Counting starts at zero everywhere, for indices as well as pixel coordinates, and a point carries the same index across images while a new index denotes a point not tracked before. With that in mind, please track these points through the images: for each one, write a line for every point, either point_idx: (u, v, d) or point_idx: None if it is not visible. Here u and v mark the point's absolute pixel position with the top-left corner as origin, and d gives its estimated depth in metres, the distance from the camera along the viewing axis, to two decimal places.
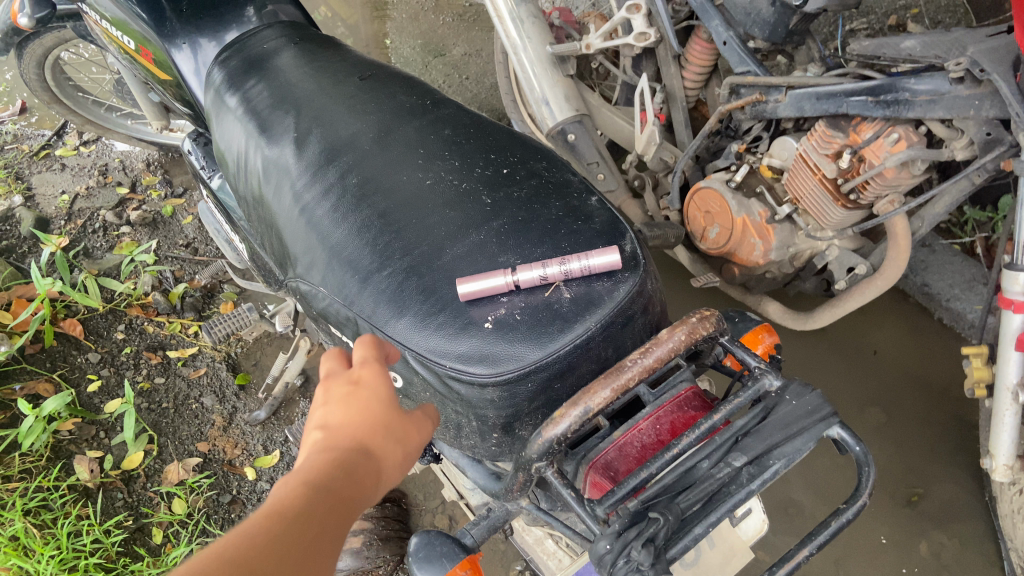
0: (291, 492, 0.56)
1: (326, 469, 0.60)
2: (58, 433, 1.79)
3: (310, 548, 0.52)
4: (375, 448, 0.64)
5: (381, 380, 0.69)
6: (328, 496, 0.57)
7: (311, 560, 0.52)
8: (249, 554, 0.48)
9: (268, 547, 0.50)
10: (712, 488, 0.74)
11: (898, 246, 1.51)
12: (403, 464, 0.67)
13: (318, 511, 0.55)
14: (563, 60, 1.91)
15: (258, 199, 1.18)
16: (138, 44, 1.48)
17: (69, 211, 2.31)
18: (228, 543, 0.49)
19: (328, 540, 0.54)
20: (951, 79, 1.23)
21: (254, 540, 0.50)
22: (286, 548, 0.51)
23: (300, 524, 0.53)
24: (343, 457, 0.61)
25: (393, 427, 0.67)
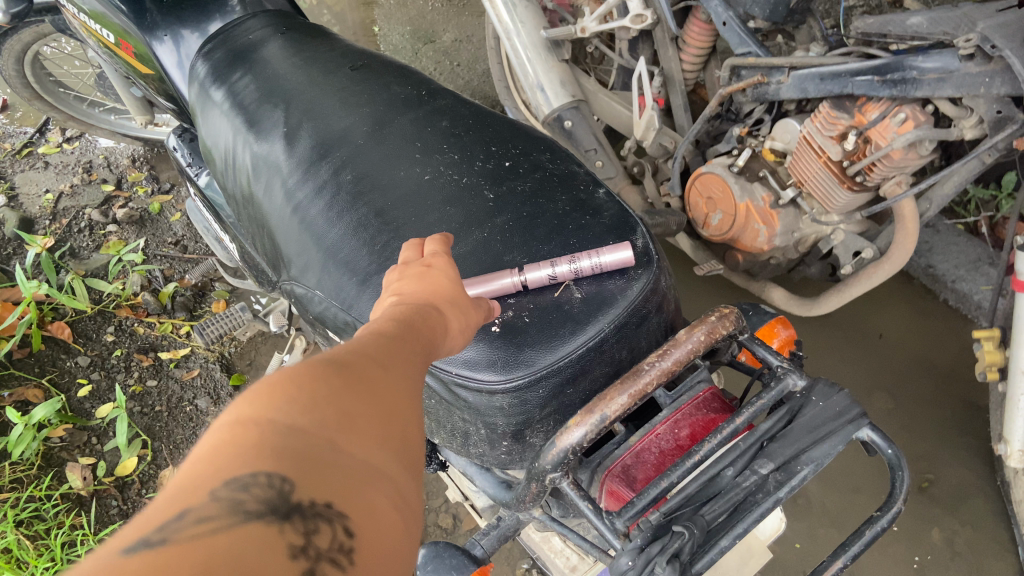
0: (378, 324, 0.57)
1: (405, 311, 0.61)
2: (49, 440, 1.75)
3: (409, 364, 0.54)
4: (446, 306, 0.65)
5: (447, 264, 0.70)
6: (413, 329, 0.58)
7: (412, 373, 0.53)
8: (358, 359, 0.50)
9: (372, 355, 0.51)
10: (737, 498, 0.70)
11: (906, 228, 1.46)
12: (469, 329, 0.68)
13: (408, 338, 0.57)
14: (558, 44, 1.85)
15: (248, 197, 1.13)
16: (117, 37, 1.43)
17: (54, 210, 2.25)
18: (338, 351, 0.50)
19: (420, 361, 0.56)
20: (960, 56, 1.16)
21: (358, 352, 0.51)
22: (388, 359, 0.52)
23: (396, 343, 0.55)
24: (417, 304, 0.63)
25: (458, 294, 0.68)
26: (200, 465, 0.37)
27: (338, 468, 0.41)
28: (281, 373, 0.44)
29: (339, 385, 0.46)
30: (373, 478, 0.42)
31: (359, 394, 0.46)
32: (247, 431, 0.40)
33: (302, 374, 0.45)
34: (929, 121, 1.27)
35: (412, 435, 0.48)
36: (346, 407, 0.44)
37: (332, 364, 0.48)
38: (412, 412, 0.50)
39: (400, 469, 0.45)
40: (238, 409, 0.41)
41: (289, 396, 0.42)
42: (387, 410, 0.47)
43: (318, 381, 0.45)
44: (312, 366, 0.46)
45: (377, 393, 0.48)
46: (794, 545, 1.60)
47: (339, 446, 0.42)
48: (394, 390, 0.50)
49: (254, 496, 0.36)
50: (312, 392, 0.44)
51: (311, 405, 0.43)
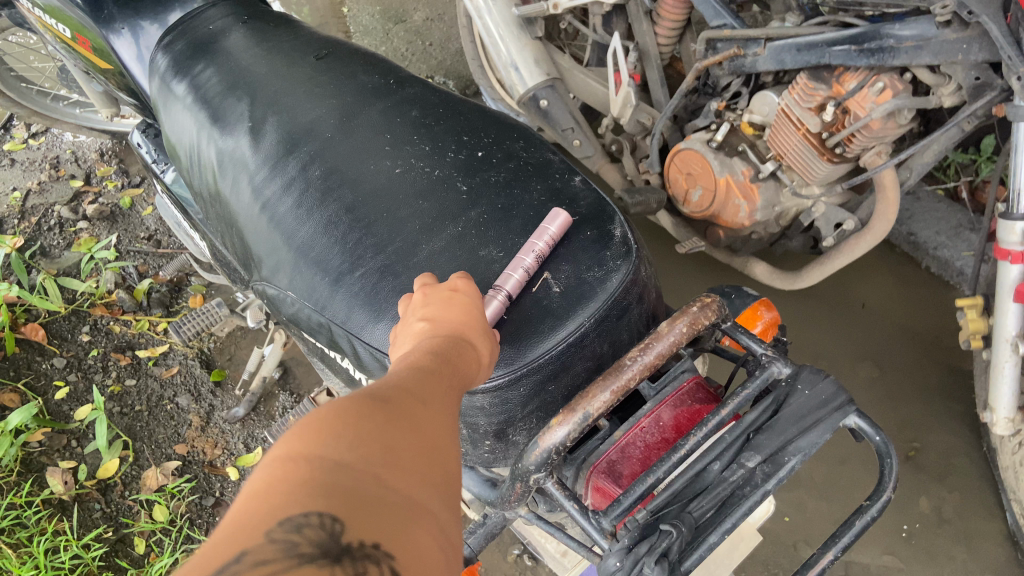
0: (412, 361, 0.59)
1: (438, 346, 0.62)
2: (28, 445, 1.72)
3: (444, 402, 0.56)
4: (475, 336, 0.67)
5: (472, 289, 0.72)
6: (445, 365, 0.60)
7: (446, 412, 0.55)
8: (398, 398, 0.51)
9: (410, 393, 0.53)
10: (725, 493, 0.68)
11: (888, 198, 1.44)
12: (494, 358, 0.69)
13: (443, 376, 0.58)
14: (530, 22, 1.82)
15: (215, 195, 1.10)
16: (75, 32, 1.38)
17: (22, 208, 2.20)
18: (379, 389, 0.52)
19: (454, 399, 0.57)
20: (938, 23, 1.14)
21: (397, 390, 0.53)
22: (425, 396, 0.54)
23: (431, 381, 0.56)
24: (447, 337, 0.64)
25: (484, 324, 0.70)
26: (255, 504, 0.39)
27: (386, 503, 0.42)
28: (328, 409, 0.46)
29: (382, 423, 0.47)
30: (417, 513, 0.43)
31: (401, 432, 0.48)
32: (298, 468, 0.41)
33: (346, 413, 0.46)
34: (908, 89, 1.25)
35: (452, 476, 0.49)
36: (390, 445, 0.46)
37: (374, 402, 0.49)
38: (451, 451, 0.51)
39: (441, 506, 0.46)
40: (288, 446, 0.43)
41: (336, 435, 0.44)
42: (429, 450, 0.49)
43: (362, 420, 0.46)
44: (355, 405, 0.48)
45: (417, 432, 0.49)
46: (784, 518, 1.60)
47: (385, 483, 0.43)
48: (432, 429, 0.51)
49: (308, 535, 0.38)
50: (357, 431, 0.45)
51: (359, 441, 0.44)
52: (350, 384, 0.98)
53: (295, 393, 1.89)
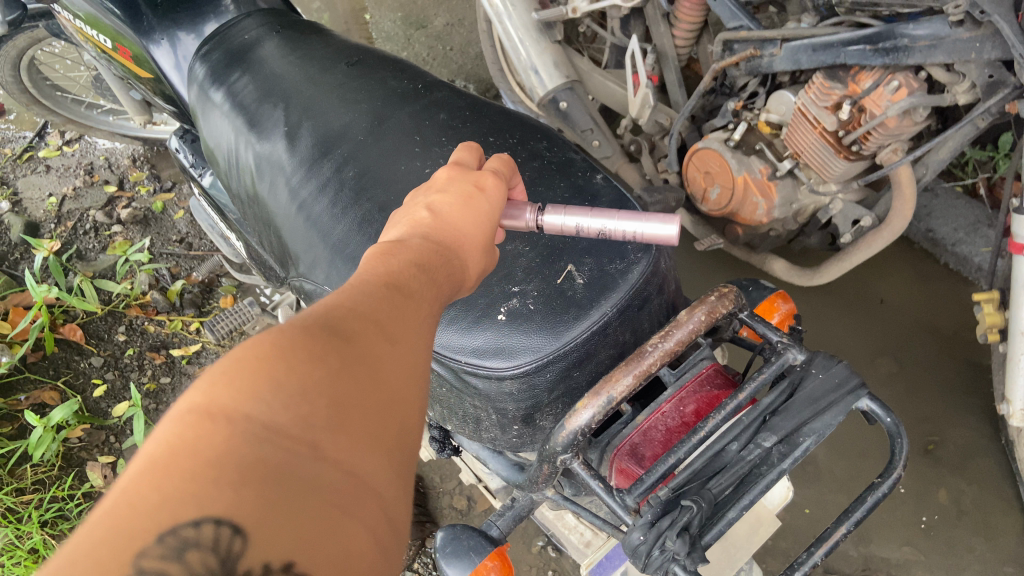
0: (388, 274, 0.55)
1: (422, 260, 0.58)
2: (68, 441, 1.77)
3: (413, 335, 0.51)
4: (469, 251, 0.64)
5: (497, 199, 0.70)
6: (424, 287, 0.56)
7: (414, 349, 0.51)
8: (359, 331, 0.47)
9: (376, 325, 0.48)
10: (743, 471, 0.72)
11: (904, 195, 1.47)
12: (478, 279, 0.67)
13: (416, 301, 0.54)
14: (550, 26, 1.86)
15: (253, 195, 1.15)
16: (114, 42, 1.44)
17: (59, 213, 2.27)
18: (338, 317, 0.47)
19: (425, 331, 0.53)
20: (951, 22, 1.16)
21: (361, 317, 0.48)
22: (392, 330, 0.49)
23: (401, 307, 0.52)
24: (439, 251, 0.60)
25: (487, 242, 0.67)
26: (153, 475, 0.34)
27: (315, 487, 0.37)
28: (272, 351, 0.41)
29: (332, 370, 0.42)
30: (354, 495, 0.39)
31: (353, 384, 0.43)
32: (216, 430, 0.36)
33: (290, 357, 0.41)
34: (923, 88, 1.27)
35: (407, 437, 0.45)
36: (336, 402, 0.41)
37: (327, 338, 0.44)
38: (411, 402, 0.47)
39: (386, 478, 0.42)
40: (212, 396, 0.38)
41: (270, 391, 0.39)
42: (382, 406, 0.44)
43: (307, 365, 0.41)
44: (302, 341, 0.43)
45: (374, 379, 0.45)
46: (803, 510, 1.63)
47: (321, 457, 0.38)
48: (393, 374, 0.47)
49: (192, 557, 0.32)
50: (297, 383, 0.40)
51: (297, 397, 0.39)
52: None
53: None
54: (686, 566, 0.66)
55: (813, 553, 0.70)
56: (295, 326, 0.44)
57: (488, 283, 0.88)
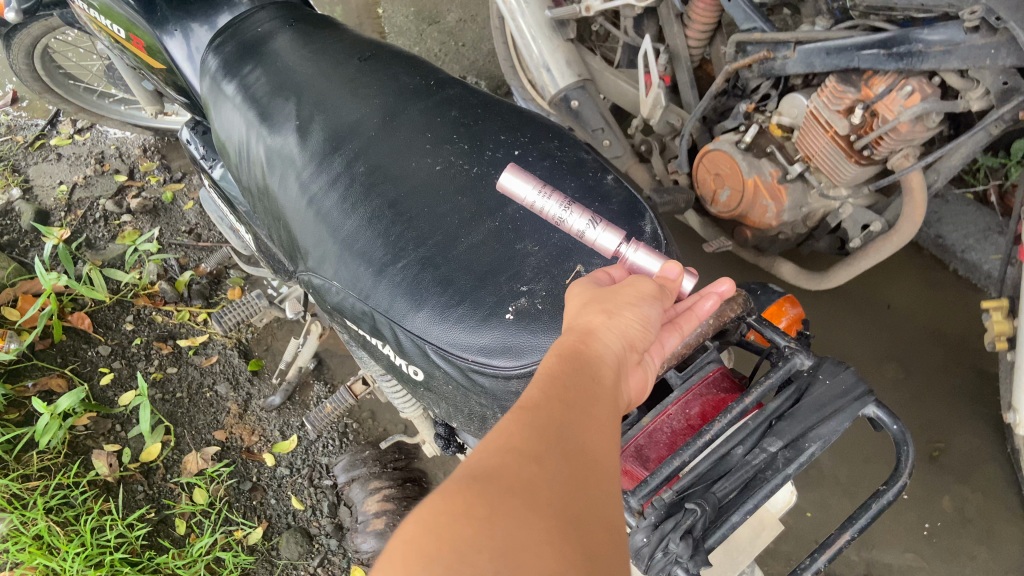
0: (526, 395, 0.56)
1: (554, 369, 0.59)
2: (74, 429, 1.77)
3: (569, 448, 0.51)
4: (584, 317, 0.68)
5: (580, 286, 0.76)
6: (566, 393, 0.57)
7: (577, 464, 0.50)
8: (505, 464, 0.47)
9: (524, 451, 0.49)
10: (749, 475, 0.73)
11: (914, 201, 1.46)
12: (620, 320, 0.67)
13: (562, 408, 0.54)
14: (562, 24, 1.85)
15: (264, 189, 1.15)
16: (128, 32, 1.45)
17: (69, 201, 2.27)
18: (482, 458, 0.48)
19: (583, 438, 0.53)
20: (966, 28, 1.15)
21: (504, 450, 0.49)
22: (542, 451, 0.49)
23: (546, 424, 0.52)
24: (563, 353, 0.62)
25: (593, 299, 0.71)
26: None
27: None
28: (424, 523, 0.42)
29: (487, 517, 0.43)
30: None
31: (516, 520, 0.43)
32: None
33: (441, 520, 0.42)
34: (936, 93, 1.26)
35: (598, 561, 0.44)
36: (503, 550, 0.41)
37: (477, 480, 0.45)
38: (587, 524, 0.47)
39: None
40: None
41: (430, 565, 0.40)
42: (560, 538, 0.44)
43: (460, 520, 0.42)
44: (453, 494, 0.44)
45: (537, 507, 0.45)
46: (805, 514, 1.63)
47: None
48: (560, 498, 0.47)
49: None
50: (456, 546, 0.41)
51: (458, 560, 0.40)
52: (389, 369, 1.03)
53: (329, 384, 1.96)
54: (689, 569, 0.66)
55: (817, 559, 0.70)
56: (443, 485, 0.45)
57: (495, 281, 0.91)
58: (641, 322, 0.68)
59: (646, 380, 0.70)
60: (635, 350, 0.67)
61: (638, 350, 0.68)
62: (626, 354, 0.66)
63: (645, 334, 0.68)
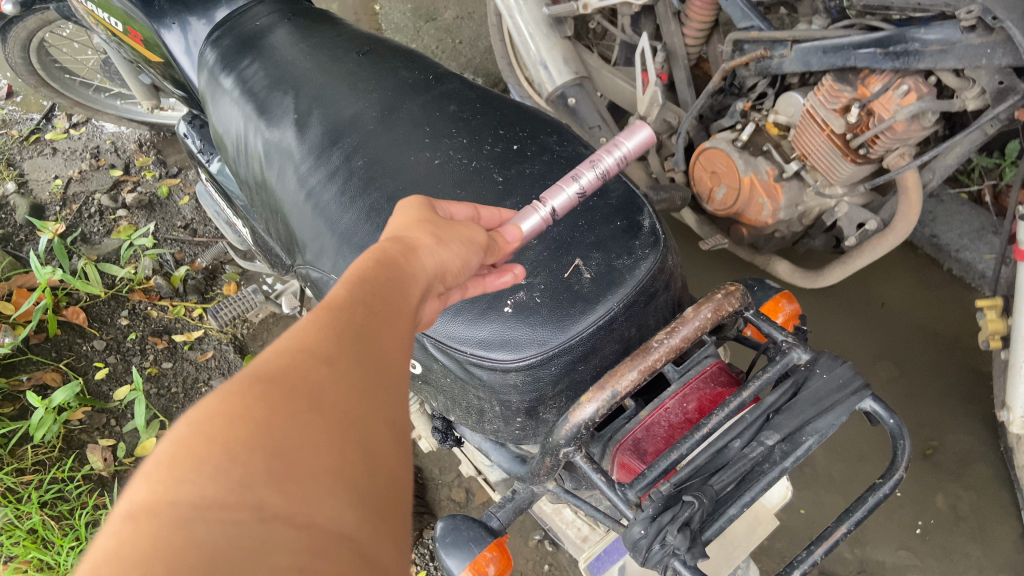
0: (331, 293, 0.53)
1: (369, 272, 0.56)
2: (69, 423, 1.77)
3: (366, 351, 0.49)
4: (411, 234, 0.65)
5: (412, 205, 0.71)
6: (374, 296, 0.54)
7: (372, 368, 0.49)
8: (296, 364, 0.45)
9: (317, 351, 0.46)
10: (746, 468, 0.73)
11: (910, 200, 1.47)
12: (445, 248, 0.65)
13: (364, 312, 0.52)
14: (560, 21, 1.85)
15: (261, 183, 1.15)
16: (126, 25, 1.44)
17: (64, 196, 2.26)
18: (272, 357, 0.45)
19: (384, 343, 0.51)
20: (962, 27, 1.15)
21: (296, 348, 0.46)
22: (337, 352, 0.47)
23: (348, 325, 0.50)
24: (382, 257, 0.59)
25: (426, 220, 0.68)
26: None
27: (269, 549, 0.35)
28: (193, 424, 0.39)
29: (263, 420, 0.40)
30: (318, 547, 0.37)
31: (295, 426, 0.41)
32: (140, 528, 0.34)
33: (215, 419, 0.39)
34: (932, 92, 1.27)
35: (377, 471, 0.44)
36: (277, 453, 0.39)
37: (260, 382, 0.42)
38: (373, 431, 0.46)
39: (352, 514, 0.40)
40: (137, 492, 0.35)
41: (200, 465, 0.37)
42: (343, 446, 0.42)
43: (236, 423, 0.39)
44: (231, 395, 0.41)
45: (322, 413, 0.43)
46: (799, 511, 1.64)
47: (267, 516, 0.37)
48: (347, 404, 0.45)
49: None
50: (229, 446, 0.38)
51: (226, 461, 0.37)
52: None
53: None
54: (687, 561, 0.67)
55: (813, 552, 0.70)
56: (225, 385, 0.42)
57: None
58: (462, 260, 0.67)
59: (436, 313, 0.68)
60: (445, 281, 0.66)
61: (449, 284, 0.67)
62: (439, 280, 0.64)
63: (458, 271, 0.67)
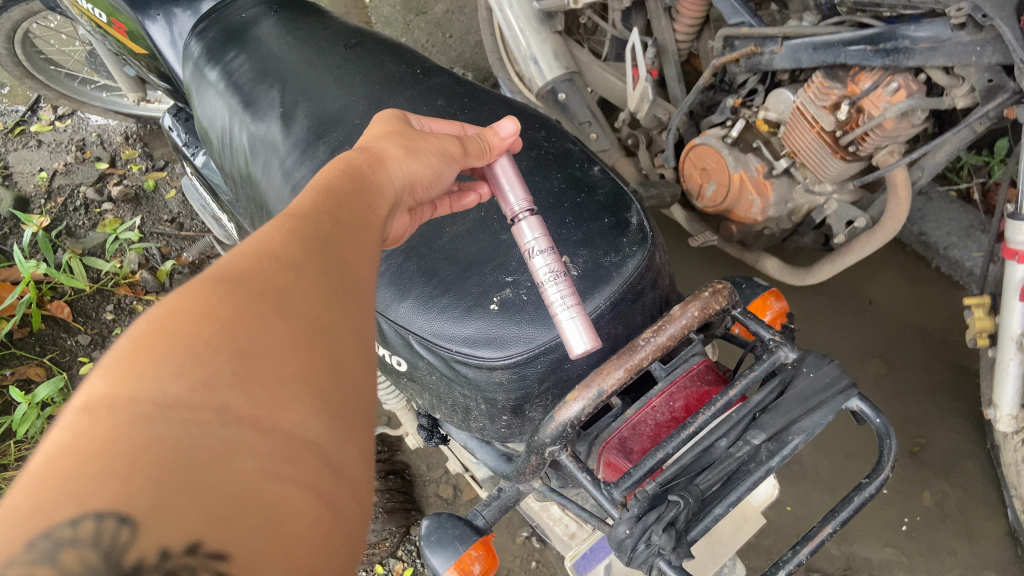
0: (291, 209, 0.55)
1: (331, 191, 0.60)
2: (53, 419, 1.76)
3: (328, 264, 0.51)
4: (383, 147, 0.72)
5: (391, 120, 0.79)
6: (335, 213, 0.57)
7: (336, 280, 0.51)
8: (258, 271, 0.46)
9: (279, 259, 0.48)
10: (731, 467, 0.73)
11: (899, 198, 1.47)
12: (415, 159, 0.72)
13: (327, 223, 0.55)
14: (551, 15, 1.84)
15: (246, 176, 1.14)
16: (110, 17, 1.43)
17: (49, 188, 2.24)
18: (237, 261, 0.47)
19: (346, 256, 0.54)
20: (953, 24, 1.15)
21: (257, 256, 0.48)
22: (299, 262, 0.49)
23: (309, 240, 0.52)
24: (347, 176, 0.63)
25: (397, 135, 0.75)
26: (27, 489, 0.32)
27: (236, 452, 0.37)
28: (155, 320, 0.40)
29: (227, 321, 0.42)
30: (281, 452, 0.38)
31: (259, 326, 0.43)
32: (98, 421, 0.34)
33: (177, 321, 0.40)
34: (921, 90, 1.26)
35: (343, 374, 0.46)
36: (242, 354, 0.41)
37: (224, 284, 0.44)
38: (339, 335, 0.48)
39: (316, 420, 0.42)
40: (93, 387, 0.36)
41: (161, 362, 0.38)
42: (307, 345, 0.44)
43: (199, 323, 0.41)
44: (194, 296, 0.42)
45: (288, 315, 0.45)
46: (786, 508, 1.64)
47: (232, 419, 0.37)
48: (312, 306, 0.47)
49: (67, 559, 0.31)
50: (192, 345, 0.39)
51: (189, 360, 0.39)
52: None
53: None
54: (672, 561, 0.67)
55: (799, 552, 0.69)
56: (186, 286, 0.43)
57: (480, 271, 0.91)
58: (432, 170, 0.74)
59: (408, 228, 0.81)
60: (414, 192, 0.72)
61: (417, 194, 0.73)
62: (406, 192, 0.71)
63: (431, 183, 0.74)
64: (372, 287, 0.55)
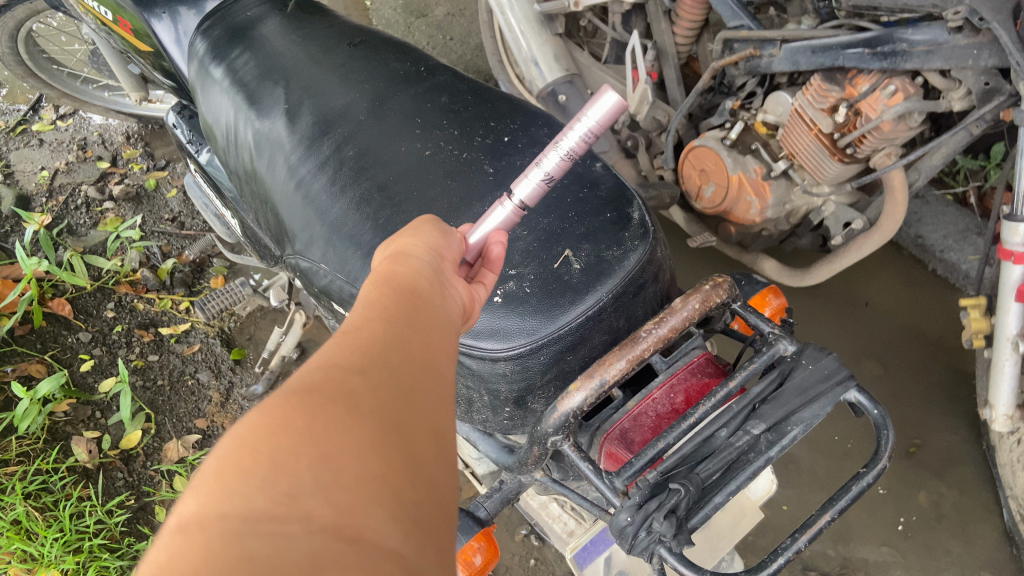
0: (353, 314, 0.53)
1: (389, 282, 0.57)
2: (53, 415, 1.76)
3: (394, 363, 0.49)
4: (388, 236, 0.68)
5: None
6: (395, 304, 0.54)
7: (406, 376, 0.48)
8: (329, 377, 0.45)
9: (346, 365, 0.46)
10: (731, 457, 0.74)
11: (896, 198, 1.48)
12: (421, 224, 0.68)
13: (390, 320, 0.53)
14: (551, 18, 1.85)
15: (251, 173, 1.16)
16: (115, 14, 1.44)
17: (50, 186, 2.25)
18: (308, 371, 0.45)
19: (414, 350, 0.51)
20: (949, 28, 1.16)
21: (327, 363, 0.46)
22: (368, 364, 0.47)
23: (374, 339, 0.50)
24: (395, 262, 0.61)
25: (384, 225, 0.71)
26: None
27: (322, 560, 0.35)
28: (237, 440, 0.39)
29: (305, 429, 0.40)
30: (367, 562, 0.36)
31: (336, 431, 0.41)
32: (192, 541, 0.34)
33: (257, 434, 0.39)
34: (918, 93, 1.28)
35: (423, 475, 0.43)
36: (322, 462, 0.39)
37: (298, 393, 0.43)
38: (416, 435, 0.45)
39: (397, 528, 0.39)
40: (186, 507, 0.36)
41: (246, 480, 0.37)
42: (385, 448, 0.42)
43: (279, 435, 0.39)
44: (272, 409, 0.41)
45: (362, 417, 0.43)
46: (782, 507, 1.65)
47: (318, 528, 0.36)
48: (384, 407, 0.45)
49: None
50: (273, 455, 0.38)
51: (272, 474, 0.37)
52: None
53: None
54: (672, 548, 0.68)
55: (797, 539, 0.70)
56: (263, 401, 0.42)
57: None
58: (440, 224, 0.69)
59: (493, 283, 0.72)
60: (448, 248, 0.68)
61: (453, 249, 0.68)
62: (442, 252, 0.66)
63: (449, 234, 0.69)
64: (445, 381, 0.52)
